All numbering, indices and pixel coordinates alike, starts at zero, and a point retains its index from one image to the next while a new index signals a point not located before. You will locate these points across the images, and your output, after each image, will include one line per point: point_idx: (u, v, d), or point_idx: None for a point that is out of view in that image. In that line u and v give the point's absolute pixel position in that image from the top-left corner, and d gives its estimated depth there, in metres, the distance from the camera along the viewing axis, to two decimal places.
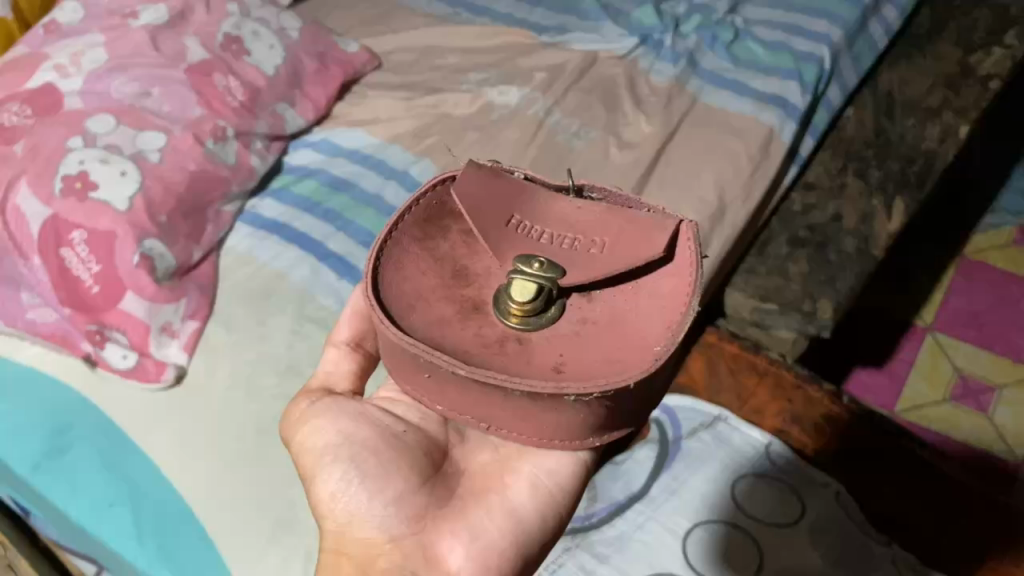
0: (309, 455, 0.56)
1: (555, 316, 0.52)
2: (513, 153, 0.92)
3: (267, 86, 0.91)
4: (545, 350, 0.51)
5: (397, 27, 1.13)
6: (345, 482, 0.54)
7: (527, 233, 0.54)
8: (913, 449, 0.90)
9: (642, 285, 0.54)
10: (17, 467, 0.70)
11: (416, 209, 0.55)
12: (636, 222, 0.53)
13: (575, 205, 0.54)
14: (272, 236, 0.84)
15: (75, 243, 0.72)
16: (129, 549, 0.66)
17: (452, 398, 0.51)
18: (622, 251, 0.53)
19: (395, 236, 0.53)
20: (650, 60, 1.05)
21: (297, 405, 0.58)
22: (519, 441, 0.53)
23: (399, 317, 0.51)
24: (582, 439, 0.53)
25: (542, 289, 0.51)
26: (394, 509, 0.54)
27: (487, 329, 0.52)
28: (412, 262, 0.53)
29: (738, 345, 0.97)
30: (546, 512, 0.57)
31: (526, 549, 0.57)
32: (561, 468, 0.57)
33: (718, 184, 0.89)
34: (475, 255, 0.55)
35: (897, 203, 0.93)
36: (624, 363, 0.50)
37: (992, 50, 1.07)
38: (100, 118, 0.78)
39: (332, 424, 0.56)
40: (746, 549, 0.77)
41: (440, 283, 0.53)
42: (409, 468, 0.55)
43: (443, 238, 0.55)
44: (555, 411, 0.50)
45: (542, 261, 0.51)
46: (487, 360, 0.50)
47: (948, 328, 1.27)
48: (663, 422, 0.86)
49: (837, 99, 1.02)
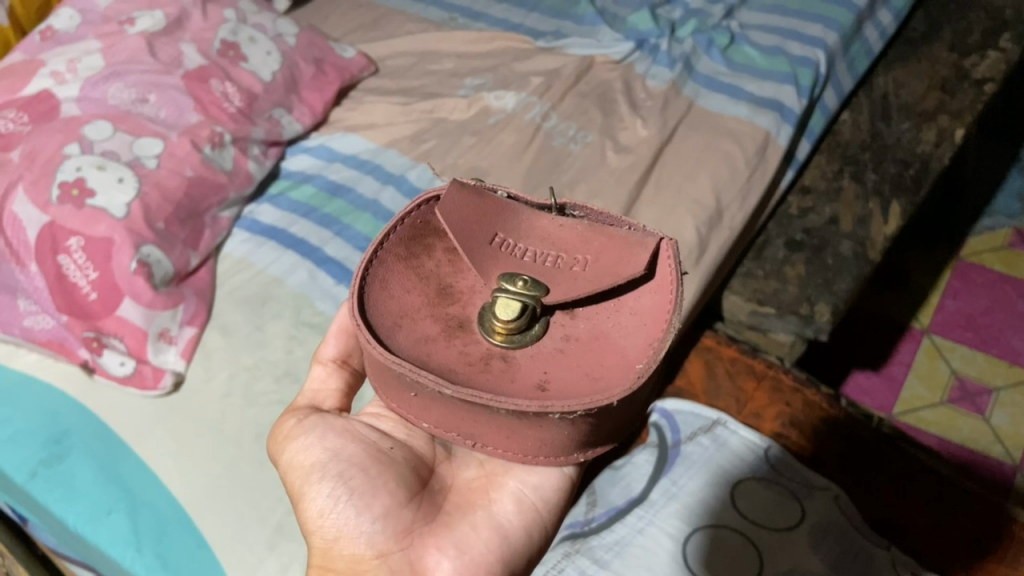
0: (297, 473, 0.56)
1: (539, 334, 0.52)
2: (510, 157, 0.92)
3: (264, 92, 0.91)
4: (529, 369, 0.51)
5: (392, 33, 1.13)
6: (333, 499, 0.54)
7: (511, 250, 0.54)
8: (909, 450, 0.91)
9: (623, 303, 0.53)
10: (13, 474, 0.69)
11: (402, 228, 0.55)
12: (616, 239, 0.53)
13: (558, 223, 0.54)
14: (270, 242, 0.85)
15: (72, 250, 0.72)
16: (127, 557, 0.65)
17: (437, 415, 0.51)
18: (604, 268, 0.52)
19: (381, 254, 0.54)
20: (646, 64, 1.05)
21: (285, 423, 0.58)
22: (505, 458, 0.53)
23: (385, 336, 0.51)
24: (567, 455, 0.53)
25: (525, 307, 0.51)
26: (381, 524, 0.53)
27: (471, 347, 0.52)
28: (397, 281, 0.53)
29: (735, 348, 0.99)
30: (532, 527, 0.57)
31: (515, 561, 0.57)
32: (545, 483, 0.58)
33: (714, 188, 0.89)
34: (459, 273, 0.55)
35: (894, 206, 0.93)
36: (606, 381, 0.50)
37: (987, 53, 1.08)
38: (97, 125, 0.78)
39: (319, 441, 0.56)
40: (746, 551, 0.76)
41: (425, 302, 0.53)
42: (396, 484, 0.55)
43: (428, 256, 0.55)
44: (539, 429, 0.49)
45: (525, 280, 0.52)
46: (472, 378, 0.50)
47: (944, 330, 1.27)
48: (662, 426, 0.87)
49: (832, 103, 1.03)
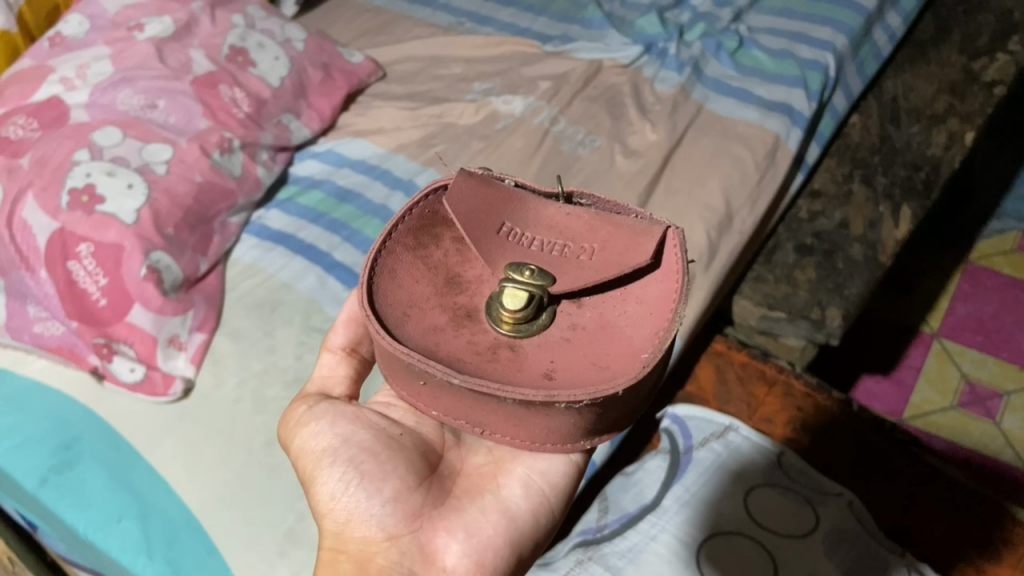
0: (309, 457, 0.55)
1: (546, 323, 0.51)
2: (518, 161, 0.92)
3: (273, 97, 0.91)
4: (536, 358, 0.50)
5: (401, 37, 1.13)
6: (343, 483, 0.53)
7: (518, 240, 0.53)
8: (921, 456, 0.92)
9: (630, 293, 0.52)
10: (23, 481, 0.68)
11: (409, 219, 0.54)
12: (623, 228, 0.52)
13: (564, 211, 0.54)
14: (278, 247, 0.85)
15: (81, 256, 0.72)
16: (137, 564, 0.65)
17: (446, 403, 0.50)
18: (611, 257, 0.52)
19: (389, 245, 0.53)
20: (655, 68, 1.05)
21: (295, 410, 0.58)
22: (512, 445, 0.51)
23: (394, 326, 0.50)
24: (574, 442, 0.51)
25: (533, 297, 0.50)
26: (392, 507, 0.53)
27: (480, 336, 0.51)
28: (406, 271, 0.52)
29: (746, 353, 1.00)
30: (539, 512, 0.56)
31: (522, 545, 0.56)
32: (554, 469, 0.57)
33: (724, 193, 0.89)
34: (467, 262, 0.54)
35: (904, 210, 0.93)
36: (613, 370, 0.49)
37: (996, 56, 1.08)
38: (106, 131, 0.78)
39: (330, 427, 0.55)
40: (759, 559, 0.75)
41: (434, 291, 0.52)
42: (406, 468, 0.54)
43: (436, 246, 0.54)
44: (547, 417, 0.48)
45: (533, 269, 0.51)
46: (480, 367, 0.49)
47: (954, 335, 1.27)
48: (675, 431, 0.87)
49: (842, 105, 1.02)
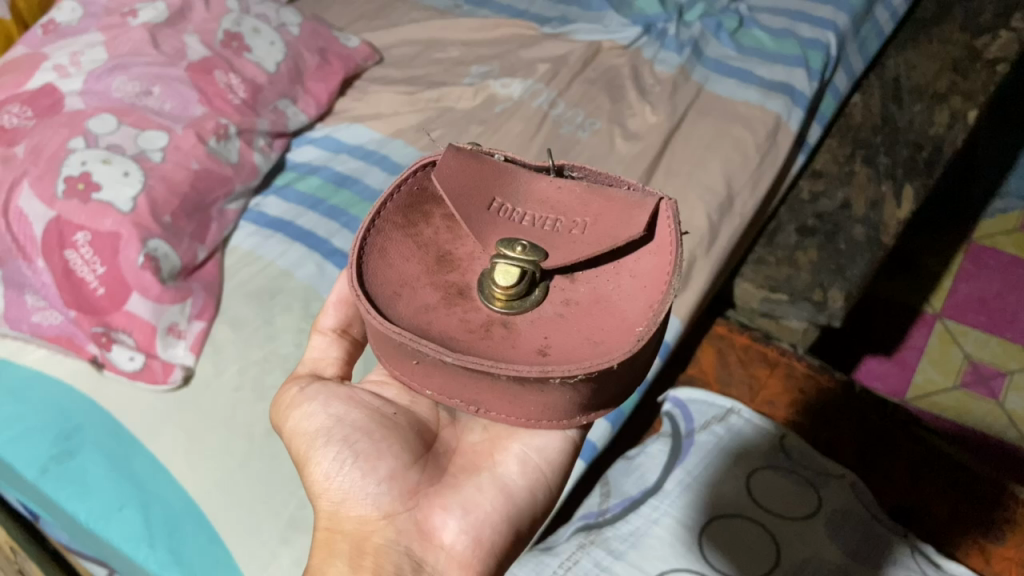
0: (302, 439, 0.55)
1: (539, 299, 0.51)
2: (518, 145, 0.91)
3: (268, 83, 0.91)
4: (529, 335, 0.50)
5: (397, 21, 1.12)
6: (338, 463, 0.53)
7: (509, 216, 0.53)
8: (924, 436, 0.92)
9: (623, 266, 0.52)
10: (23, 471, 0.68)
11: (398, 196, 0.53)
12: (615, 201, 0.51)
13: (555, 185, 0.52)
14: (277, 234, 0.84)
15: (78, 245, 0.72)
16: (139, 552, 0.65)
17: (440, 382, 0.50)
18: (603, 231, 0.51)
19: (378, 224, 0.52)
20: (655, 48, 1.04)
21: (288, 391, 0.57)
22: (507, 423, 0.51)
23: (385, 306, 0.49)
24: (569, 418, 0.51)
25: (525, 272, 0.49)
26: (387, 486, 0.52)
27: (472, 314, 0.51)
28: (395, 249, 0.52)
29: (747, 336, 1.00)
30: (536, 487, 0.56)
31: (519, 522, 0.55)
32: (550, 445, 0.57)
33: (725, 174, 0.88)
34: (458, 239, 0.53)
35: (908, 190, 0.92)
36: (608, 345, 0.48)
37: (999, 33, 1.06)
38: (101, 119, 0.77)
39: (323, 408, 0.55)
40: (761, 542, 0.74)
41: (425, 270, 0.52)
42: (400, 446, 0.54)
43: (426, 224, 0.54)
44: (541, 394, 0.48)
45: (524, 244, 0.50)
46: (474, 345, 0.49)
47: (957, 315, 1.26)
48: (675, 415, 0.87)
49: (843, 85, 1.02)
